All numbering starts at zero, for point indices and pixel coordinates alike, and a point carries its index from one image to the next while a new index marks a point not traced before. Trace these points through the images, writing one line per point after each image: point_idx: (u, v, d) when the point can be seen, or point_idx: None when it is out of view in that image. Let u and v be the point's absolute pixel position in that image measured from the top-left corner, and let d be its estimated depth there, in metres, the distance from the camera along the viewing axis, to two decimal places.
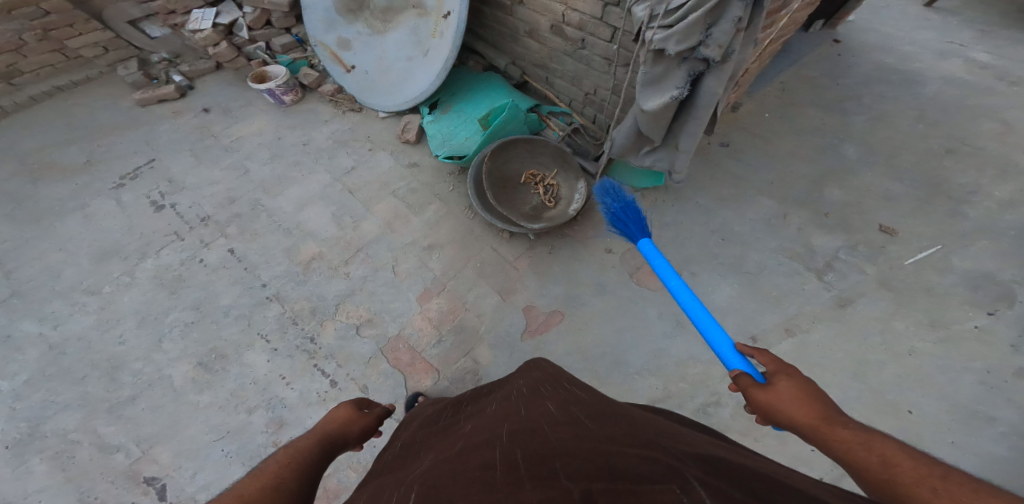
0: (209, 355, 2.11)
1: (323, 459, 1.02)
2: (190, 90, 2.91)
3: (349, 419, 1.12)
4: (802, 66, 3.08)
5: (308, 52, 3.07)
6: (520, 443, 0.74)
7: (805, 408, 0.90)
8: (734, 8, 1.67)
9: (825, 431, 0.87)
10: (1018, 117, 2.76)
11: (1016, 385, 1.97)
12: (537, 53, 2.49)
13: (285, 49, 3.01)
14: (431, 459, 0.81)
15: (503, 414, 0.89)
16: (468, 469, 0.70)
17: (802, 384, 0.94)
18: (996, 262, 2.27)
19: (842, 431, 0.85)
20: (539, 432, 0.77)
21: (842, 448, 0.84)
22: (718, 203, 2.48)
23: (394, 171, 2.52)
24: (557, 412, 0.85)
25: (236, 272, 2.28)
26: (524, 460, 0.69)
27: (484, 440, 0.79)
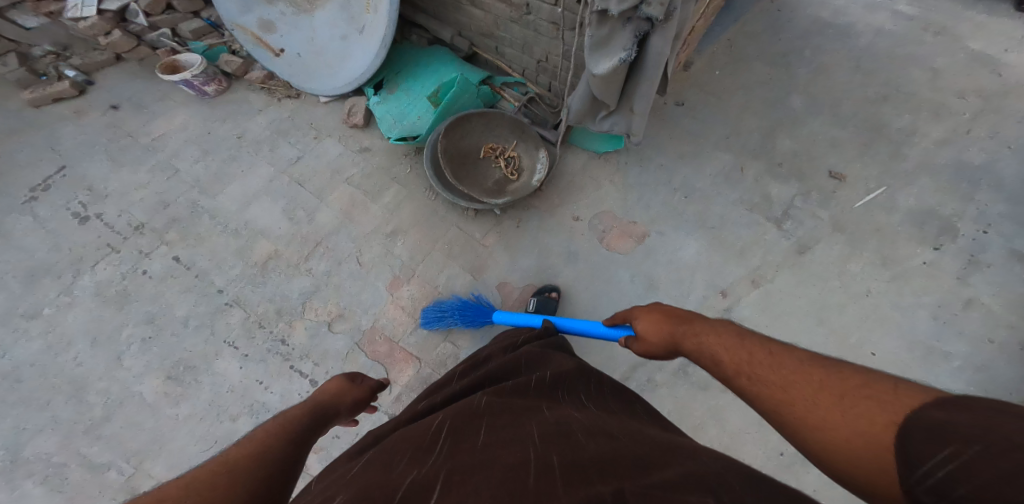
0: (176, 368, 2.02)
1: (314, 427, 1.00)
2: (89, 86, 2.63)
3: (341, 391, 1.12)
4: (745, 21, 3.06)
5: (225, 37, 2.78)
6: (555, 448, 0.75)
7: (661, 330, 1.08)
8: None
9: (680, 342, 1.03)
10: (945, 63, 2.87)
11: (964, 317, 2.12)
12: (482, 22, 2.38)
13: (196, 35, 2.73)
14: (451, 442, 0.83)
15: (528, 412, 0.92)
16: (499, 460, 0.72)
17: (659, 310, 1.13)
18: (938, 198, 2.39)
19: (689, 336, 1.01)
20: (574, 440, 0.78)
21: (690, 354, 0.99)
22: (678, 160, 2.47)
23: (344, 158, 2.40)
24: (585, 423, 0.87)
25: (186, 280, 2.16)
26: (556, 461, 0.71)
27: (512, 434, 0.81)
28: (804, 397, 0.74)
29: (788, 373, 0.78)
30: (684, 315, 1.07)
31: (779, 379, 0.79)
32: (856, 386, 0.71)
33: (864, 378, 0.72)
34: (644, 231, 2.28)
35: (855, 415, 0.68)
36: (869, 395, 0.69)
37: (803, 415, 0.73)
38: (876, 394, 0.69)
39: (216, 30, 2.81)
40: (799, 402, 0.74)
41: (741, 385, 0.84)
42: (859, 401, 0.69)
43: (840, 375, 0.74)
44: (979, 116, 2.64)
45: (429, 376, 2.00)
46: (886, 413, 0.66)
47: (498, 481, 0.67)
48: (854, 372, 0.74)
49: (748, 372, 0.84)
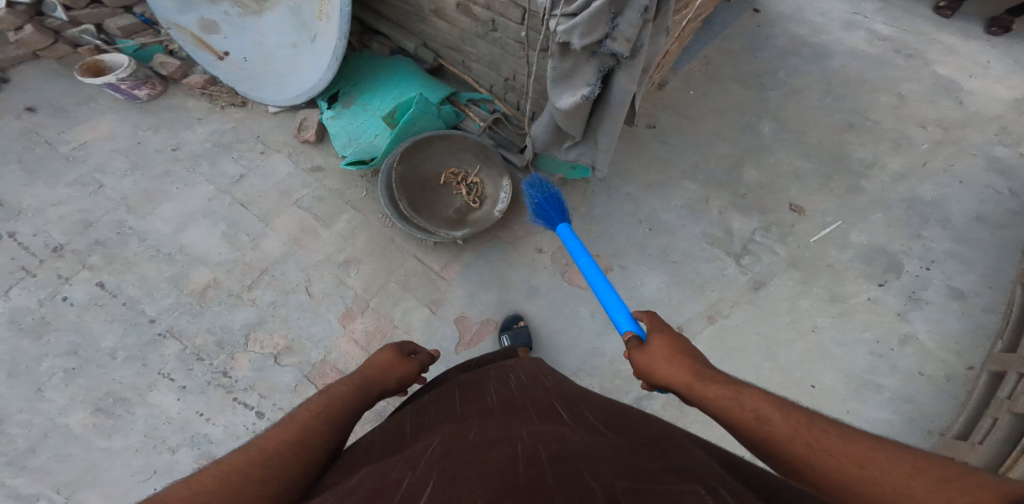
0: (105, 400, 1.85)
1: (362, 404, 1.00)
2: (3, 84, 2.41)
3: (390, 369, 1.10)
4: (724, 37, 3.01)
5: (162, 35, 2.52)
6: (543, 444, 0.72)
7: (679, 371, 0.95)
8: None
9: (698, 385, 0.91)
10: (911, 90, 2.91)
11: (899, 353, 2.18)
12: (447, 34, 2.24)
13: (125, 33, 2.46)
14: (441, 445, 0.80)
15: (518, 415, 0.88)
16: (483, 459, 0.69)
17: (676, 344, 1.02)
18: (888, 234, 2.45)
19: (713, 384, 0.89)
20: (561, 437, 0.75)
21: (713, 404, 0.87)
22: (646, 190, 2.43)
23: (293, 178, 2.26)
24: (576, 424, 0.84)
25: (113, 309, 1.98)
26: (544, 453, 0.68)
27: (501, 437, 0.78)
28: (891, 478, 0.66)
29: (869, 452, 0.70)
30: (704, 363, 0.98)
31: (858, 456, 0.70)
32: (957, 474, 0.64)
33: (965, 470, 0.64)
34: (607, 265, 2.27)
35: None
36: (981, 486, 0.61)
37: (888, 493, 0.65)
38: (989, 485, 0.60)
39: (153, 26, 2.52)
40: (882, 482, 0.66)
41: (801, 454, 0.74)
42: (970, 489, 0.61)
43: (934, 461, 0.66)
44: (938, 148, 2.70)
45: None
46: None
47: (486, 478, 0.63)
48: (950, 462, 0.66)
49: (811, 442, 0.74)
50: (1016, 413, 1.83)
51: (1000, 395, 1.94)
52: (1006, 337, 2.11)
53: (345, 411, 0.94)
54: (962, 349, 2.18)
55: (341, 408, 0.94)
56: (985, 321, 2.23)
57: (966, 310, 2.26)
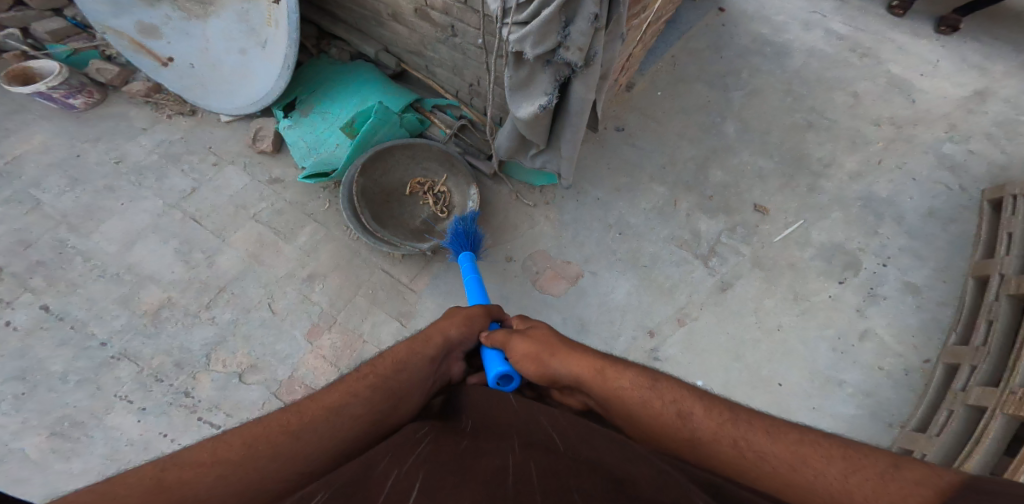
0: (63, 423, 1.71)
1: (420, 368, 0.84)
2: None
3: (455, 322, 0.93)
4: (689, 37, 3.02)
5: (97, 40, 2.40)
6: (538, 457, 0.60)
7: (584, 360, 0.87)
8: (588, 4, 1.46)
9: (608, 377, 0.84)
10: (866, 89, 2.99)
11: (860, 347, 2.25)
12: (408, 38, 2.17)
13: (56, 38, 2.35)
14: (432, 441, 0.65)
15: (527, 422, 0.74)
16: (470, 468, 0.56)
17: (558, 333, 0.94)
18: (846, 232, 2.52)
19: (625, 376, 0.84)
20: (565, 453, 0.63)
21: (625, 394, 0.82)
22: (614, 194, 2.43)
23: (251, 190, 2.17)
24: (589, 436, 0.72)
25: (58, 333, 1.85)
26: (537, 469, 0.56)
27: (494, 442, 0.64)
28: (825, 479, 0.67)
29: (800, 451, 0.70)
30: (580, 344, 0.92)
31: (790, 457, 0.70)
32: (894, 470, 0.65)
33: (898, 463, 0.66)
34: (578, 272, 2.24)
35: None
36: (918, 483, 0.63)
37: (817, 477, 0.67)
38: (927, 482, 0.62)
39: (85, 31, 2.44)
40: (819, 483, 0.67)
41: (730, 454, 0.73)
42: (907, 487, 0.62)
43: (862, 456, 0.68)
44: (891, 146, 2.78)
45: None
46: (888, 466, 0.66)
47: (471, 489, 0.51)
48: (878, 455, 0.68)
49: (738, 440, 0.74)
50: (970, 404, 1.93)
51: (954, 387, 2.03)
52: (959, 329, 2.20)
53: (402, 380, 0.80)
54: (918, 342, 2.25)
55: (397, 374, 0.80)
56: (939, 314, 2.31)
57: (921, 303, 2.34)
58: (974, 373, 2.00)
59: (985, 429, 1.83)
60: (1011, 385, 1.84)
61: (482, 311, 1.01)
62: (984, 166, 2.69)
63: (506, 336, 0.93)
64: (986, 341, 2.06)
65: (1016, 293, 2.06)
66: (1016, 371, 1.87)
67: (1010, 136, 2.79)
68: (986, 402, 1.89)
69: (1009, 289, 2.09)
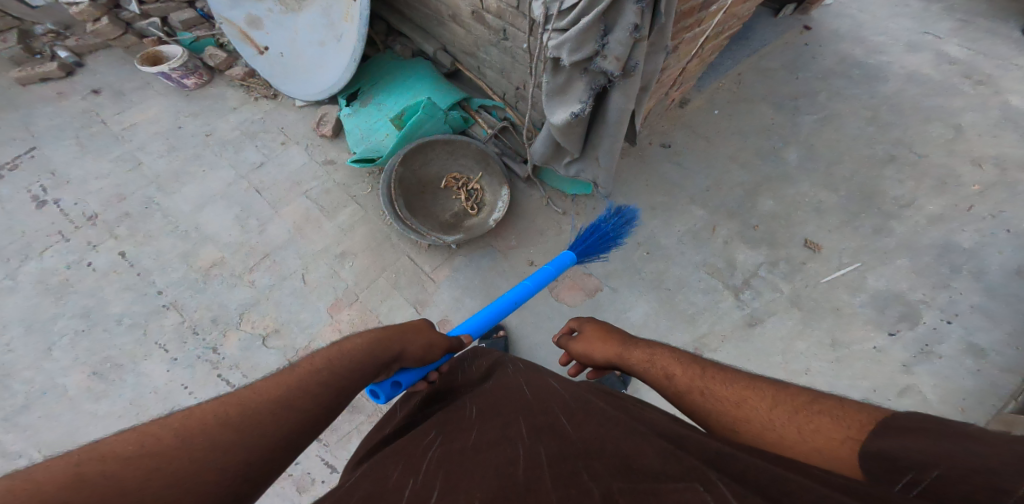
0: (103, 364, 2.00)
1: (369, 369, 0.90)
2: (78, 68, 2.70)
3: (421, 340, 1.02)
4: (764, 55, 2.85)
5: (215, 29, 2.78)
6: (543, 444, 0.75)
7: (610, 344, 1.13)
8: (629, 13, 1.44)
9: (628, 354, 1.09)
10: (972, 123, 2.62)
11: (897, 404, 1.98)
12: (464, 40, 2.27)
13: (185, 26, 2.72)
14: (441, 446, 0.82)
15: (515, 411, 0.90)
16: (482, 460, 0.72)
17: (607, 326, 1.20)
18: (910, 282, 2.22)
19: (638, 350, 1.07)
20: (560, 435, 0.78)
21: (636, 365, 1.06)
22: (648, 212, 2.38)
23: (306, 169, 2.40)
24: (575, 414, 0.87)
25: (129, 278, 2.16)
26: (543, 456, 0.71)
27: (501, 433, 0.81)
28: (757, 414, 0.83)
29: (744, 393, 0.87)
30: (618, 331, 1.17)
31: (734, 397, 0.87)
32: (810, 405, 0.80)
33: (814, 398, 0.81)
34: (597, 285, 2.24)
35: (810, 432, 0.76)
36: (822, 412, 0.77)
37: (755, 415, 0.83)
38: (828, 411, 0.77)
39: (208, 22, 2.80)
40: (752, 418, 0.83)
41: (697, 400, 0.91)
42: (813, 418, 0.77)
43: (792, 394, 0.84)
44: (989, 191, 2.41)
45: (357, 399, 2.05)
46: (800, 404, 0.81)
47: (485, 478, 0.67)
48: (804, 394, 0.83)
49: (702, 390, 0.92)
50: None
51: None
52: (1020, 399, 1.90)
53: (351, 380, 0.86)
54: (968, 407, 1.97)
55: (349, 371, 0.86)
56: (1001, 382, 2.01)
57: (984, 369, 2.03)
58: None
59: None
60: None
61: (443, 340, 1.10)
62: None
63: (569, 341, 1.24)
64: None
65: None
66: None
67: None
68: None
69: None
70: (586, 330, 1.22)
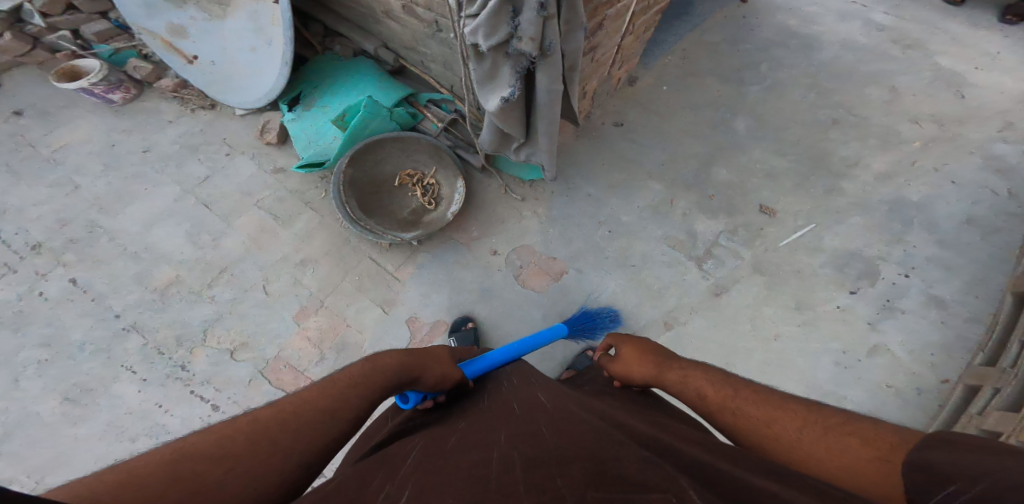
0: (73, 390, 1.92)
1: (400, 381, 0.91)
2: None
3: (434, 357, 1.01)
4: (706, 30, 2.89)
5: (135, 40, 2.68)
6: (520, 448, 0.77)
7: (645, 363, 1.09)
8: None
9: (663, 374, 1.06)
10: (906, 84, 2.70)
11: (867, 364, 2.03)
12: (402, 35, 2.25)
13: (101, 39, 2.62)
14: (422, 449, 0.82)
15: (500, 417, 0.92)
16: (460, 462, 0.73)
17: (640, 341, 1.15)
18: (864, 238, 2.27)
19: (674, 371, 1.04)
20: (539, 438, 0.80)
21: (674, 387, 1.02)
22: (608, 190, 2.40)
23: (257, 178, 2.36)
24: (557, 418, 0.89)
25: (82, 304, 2.08)
26: (517, 459, 0.72)
27: (481, 438, 0.82)
28: (788, 434, 0.82)
29: (774, 413, 0.85)
30: (659, 350, 1.12)
31: (766, 417, 0.86)
32: (841, 425, 0.79)
33: (846, 418, 0.80)
34: (563, 268, 2.24)
35: (840, 452, 0.76)
36: (853, 434, 0.77)
37: (787, 436, 0.82)
38: (860, 432, 0.76)
39: (126, 32, 2.70)
40: (785, 438, 0.81)
41: (728, 420, 0.90)
42: (843, 440, 0.76)
43: (824, 415, 0.82)
44: (930, 146, 2.48)
45: None
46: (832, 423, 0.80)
47: (461, 481, 0.67)
48: (836, 413, 0.82)
49: (735, 410, 0.90)
50: (984, 428, 1.67)
51: (971, 411, 1.77)
52: (986, 350, 1.93)
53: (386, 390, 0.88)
54: (937, 361, 2.00)
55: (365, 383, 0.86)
56: (966, 333, 2.04)
57: (949, 321, 2.06)
58: (993, 399, 1.74)
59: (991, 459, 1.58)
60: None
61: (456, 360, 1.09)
62: None
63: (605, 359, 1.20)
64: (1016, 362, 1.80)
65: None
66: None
67: None
68: (1001, 427, 1.61)
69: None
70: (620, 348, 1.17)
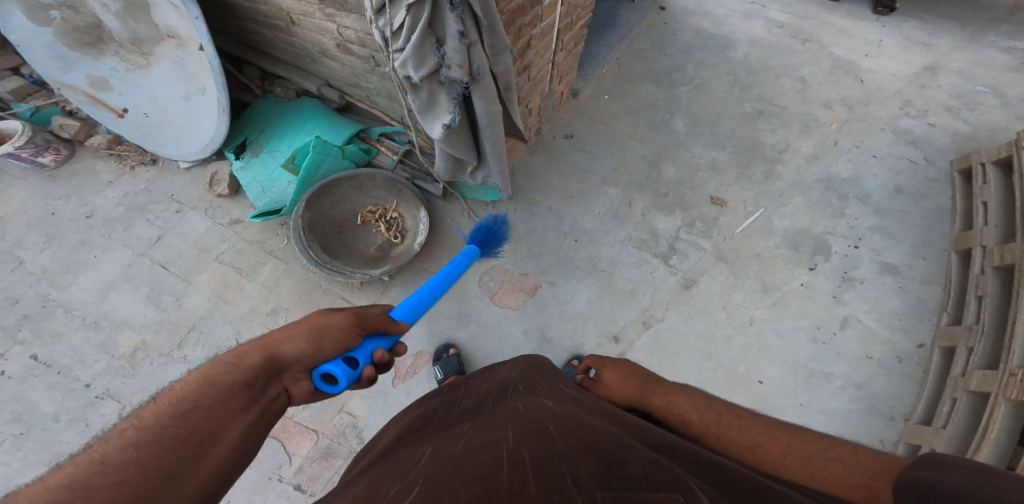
0: (57, 458, 1.87)
1: (218, 395, 0.71)
2: None
3: (295, 337, 0.80)
4: (632, 39, 3.02)
5: (56, 96, 2.59)
6: (527, 444, 0.72)
7: (630, 385, 1.15)
8: (450, 22, 1.48)
9: (647, 399, 1.09)
10: (813, 73, 2.82)
11: (841, 337, 2.12)
12: (342, 73, 2.26)
13: (18, 97, 2.53)
14: (432, 453, 0.77)
15: (507, 417, 0.87)
16: (467, 461, 0.68)
17: (622, 368, 1.22)
18: (810, 216, 2.39)
19: (657, 394, 1.08)
20: (545, 435, 0.75)
21: (656, 411, 1.06)
22: (567, 201, 2.45)
23: (212, 233, 2.31)
24: (564, 416, 0.85)
25: (47, 379, 2.01)
26: (526, 456, 0.68)
27: (487, 436, 0.78)
28: (774, 457, 0.83)
29: (758, 438, 0.87)
30: (646, 374, 1.18)
31: (750, 441, 0.87)
32: (824, 451, 0.80)
33: (828, 444, 0.81)
34: (536, 283, 2.25)
35: (821, 477, 0.76)
36: (836, 459, 0.77)
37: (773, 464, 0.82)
38: (842, 458, 0.77)
39: (42, 88, 2.63)
40: (769, 462, 0.83)
41: (712, 444, 0.91)
42: (826, 465, 0.77)
43: (807, 440, 0.83)
44: (846, 126, 2.61)
45: (328, 447, 1.97)
46: (813, 446, 0.82)
47: (469, 481, 0.62)
48: (817, 439, 0.83)
49: (719, 435, 0.92)
50: (972, 391, 1.79)
51: (954, 373, 1.89)
52: (949, 309, 2.06)
53: (191, 423, 0.67)
54: (906, 326, 2.11)
55: (193, 411, 0.68)
56: (924, 295, 2.16)
57: (900, 285, 2.19)
58: (972, 356, 1.87)
59: (990, 416, 1.67)
60: (1008, 367, 1.69)
61: (351, 319, 0.86)
62: (950, 137, 2.50)
63: (592, 382, 1.26)
64: (979, 318, 1.91)
65: None
66: (1011, 351, 1.71)
67: (972, 106, 2.57)
68: (988, 387, 1.74)
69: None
70: (604, 375, 1.25)
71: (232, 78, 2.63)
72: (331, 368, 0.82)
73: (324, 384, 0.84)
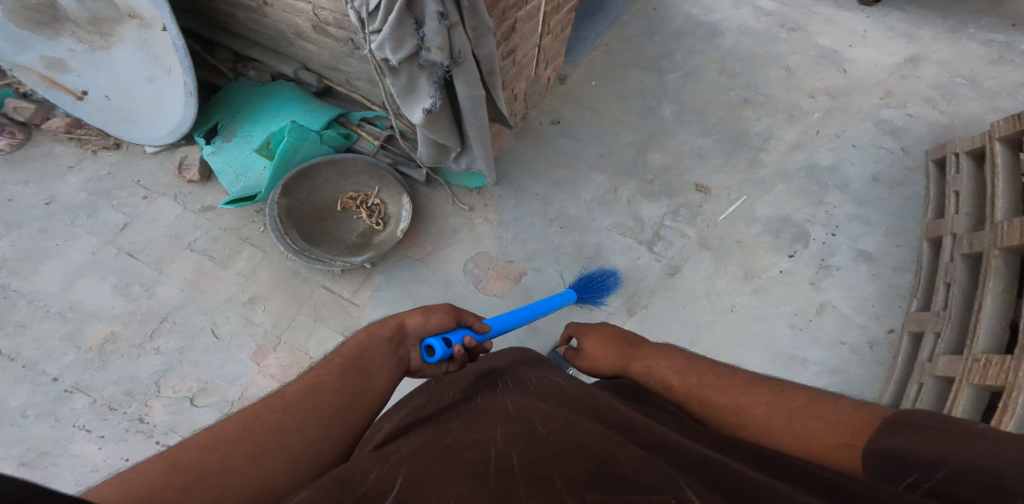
0: (28, 454, 1.80)
1: (381, 344, 0.88)
2: None
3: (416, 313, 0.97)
4: (621, 24, 2.99)
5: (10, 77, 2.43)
6: (519, 445, 0.69)
7: (611, 354, 1.13)
8: (430, 3, 1.43)
9: (629, 367, 1.08)
10: (800, 62, 2.84)
11: (819, 322, 2.17)
12: (320, 55, 2.17)
13: None
14: (415, 446, 0.73)
15: (496, 417, 0.84)
16: (455, 458, 0.65)
17: (603, 335, 1.19)
18: (792, 204, 2.42)
19: (639, 361, 1.06)
20: (537, 435, 0.72)
21: (639, 377, 1.03)
22: (554, 188, 2.43)
23: (184, 219, 2.22)
24: (555, 418, 0.81)
25: (12, 372, 1.92)
26: (516, 458, 0.64)
27: (478, 435, 0.75)
28: (755, 419, 0.77)
29: (739, 399, 0.82)
30: (630, 339, 1.15)
31: (730, 402, 0.82)
32: (804, 408, 0.74)
33: (808, 400, 0.75)
34: (521, 270, 2.24)
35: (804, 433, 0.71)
36: (817, 418, 0.71)
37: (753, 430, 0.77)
38: (824, 415, 0.71)
39: None
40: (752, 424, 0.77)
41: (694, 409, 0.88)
42: (808, 422, 0.71)
43: (788, 396, 0.78)
44: (829, 116, 2.65)
45: None
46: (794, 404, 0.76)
47: (457, 477, 0.59)
48: (801, 394, 0.77)
49: (699, 398, 0.88)
50: (938, 375, 1.86)
51: (922, 358, 1.95)
52: (919, 295, 2.13)
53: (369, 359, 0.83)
54: (880, 312, 2.18)
55: (367, 351, 0.85)
56: (898, 281, 2.23)
57: (876, 272, 2.25)
58: (939, 341, 1.93)
59: (955, 398, 1.74)
60: (973, 352, 1.76)
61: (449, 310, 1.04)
62: (928, 127, 2.55)
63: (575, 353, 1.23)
64: (947, 305, 1.98)
65: (1007, 246, 1.81)
66: (975, 336, 1.78)
67: (950, 98, 2.63)
68: (953, 371, 1.80)
69: (1000, 241, 1.83)
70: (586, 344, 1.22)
71: (202, 60, 2.51)
72: (435, 338, 0.95)
73: (426, 355, 0.95)
